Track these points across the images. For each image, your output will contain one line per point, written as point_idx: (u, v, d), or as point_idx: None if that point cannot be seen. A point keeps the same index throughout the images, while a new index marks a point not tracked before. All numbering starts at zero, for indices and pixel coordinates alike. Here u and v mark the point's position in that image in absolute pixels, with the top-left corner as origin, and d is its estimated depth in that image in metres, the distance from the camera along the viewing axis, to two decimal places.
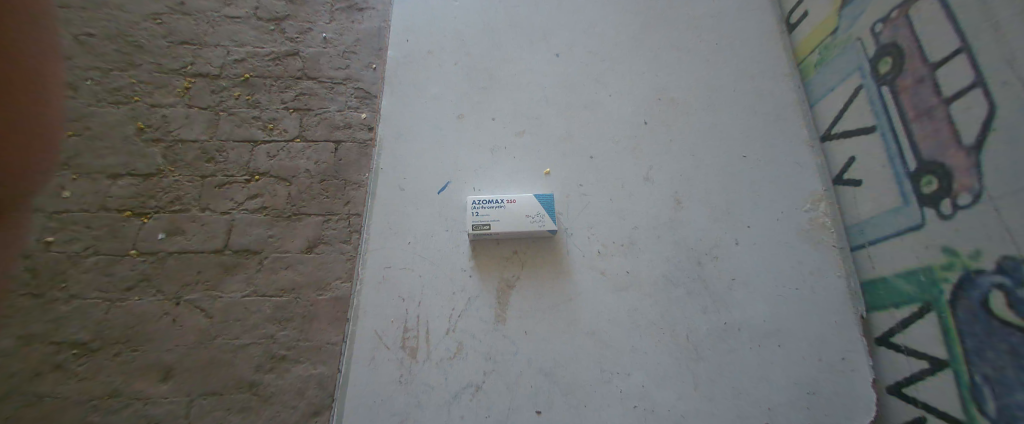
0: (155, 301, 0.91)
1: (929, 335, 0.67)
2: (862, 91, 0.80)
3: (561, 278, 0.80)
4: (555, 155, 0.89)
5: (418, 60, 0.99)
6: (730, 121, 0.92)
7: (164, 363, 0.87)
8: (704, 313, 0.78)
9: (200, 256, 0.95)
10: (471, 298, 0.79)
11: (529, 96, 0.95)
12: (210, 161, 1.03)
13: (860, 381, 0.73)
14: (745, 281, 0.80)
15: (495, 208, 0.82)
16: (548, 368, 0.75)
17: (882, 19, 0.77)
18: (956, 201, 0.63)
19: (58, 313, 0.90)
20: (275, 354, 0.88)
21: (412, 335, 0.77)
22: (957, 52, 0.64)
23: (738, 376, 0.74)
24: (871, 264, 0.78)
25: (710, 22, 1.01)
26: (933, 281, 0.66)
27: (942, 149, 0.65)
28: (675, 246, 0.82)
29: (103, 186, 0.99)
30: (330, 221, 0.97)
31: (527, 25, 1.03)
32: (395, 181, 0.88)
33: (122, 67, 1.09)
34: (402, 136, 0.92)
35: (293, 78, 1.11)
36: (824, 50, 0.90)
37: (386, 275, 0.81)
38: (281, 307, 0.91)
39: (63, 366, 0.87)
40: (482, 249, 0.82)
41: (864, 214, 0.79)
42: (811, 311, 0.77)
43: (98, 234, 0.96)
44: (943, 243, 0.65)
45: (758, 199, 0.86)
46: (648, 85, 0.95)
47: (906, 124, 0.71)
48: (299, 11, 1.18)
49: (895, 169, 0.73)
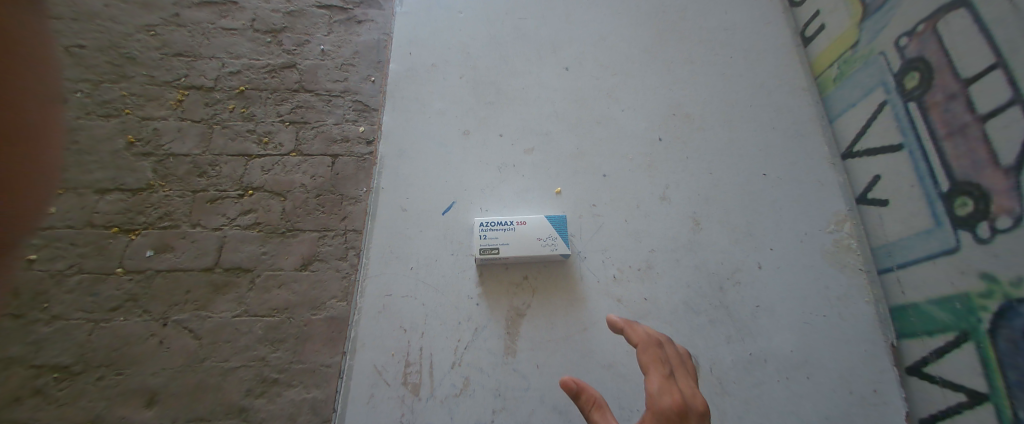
0: (142, 322, 0.85)
1: (967, 368, 0.62)
2: (885, 107, 0.77)
3: (574, 306, 0.75)
4: (565, 174, 0.85)
5: (421, 73, 0.95)
6: (747, 136, 0.88)
7: (149, 388, 0.81)
8: (727, 343, 0.73)
9: (189, 275, 0.89)
10: (478, 329, 0.74)
11: (539, 112, 0.91)
12: (202, 175, 0.98)
13: (894, 414, 0.68)
14: (769, 308, 0.75)
15: (504, 230, 0.77)
16: (561, 406, 0.70)
17: (906, 33, 0.74)
18: (994, 224, 0.60)
19: (38, 335, 0.84)
20: (267, 377, 0.82)
21: (414, 370, 0.71)
22: (990, 68, 0.61)
23: (765, 411, 0.69)
24: (900, 288, 0.74)
25: (721, 36, 0.99)
26: (970, 309, 0.62)
27: (978, 169, 0.62)
28: (694, 270, 0.78)
29: (90, 201, 0.94)
30: (325, 238, 0.93)
31: (534, 38, 0.99)
32: (396, 202, 0.83)
33: (114, 79, 1.05)
34: (404, 154, 0.87)
35: (289, 91, 1.07)
36: (842, 64, 0.87)
37: (386, 304, 0.76)
38: (273, 328, 0.85)
39: (42, 391, 0.81)
40: (490, 274, 0.78)
41: (891, 235, 0.75)
42: (840, 339, 0.73)
43: (82, 251, 0.90)
44: (982, 268, 0.61)
45: (778, 219, 0.82)
46: (661, 100, 0.92)
47: (936, 143, 0.68)
48: (297, 24, 1.15)
49: (924, 189, 0.70)
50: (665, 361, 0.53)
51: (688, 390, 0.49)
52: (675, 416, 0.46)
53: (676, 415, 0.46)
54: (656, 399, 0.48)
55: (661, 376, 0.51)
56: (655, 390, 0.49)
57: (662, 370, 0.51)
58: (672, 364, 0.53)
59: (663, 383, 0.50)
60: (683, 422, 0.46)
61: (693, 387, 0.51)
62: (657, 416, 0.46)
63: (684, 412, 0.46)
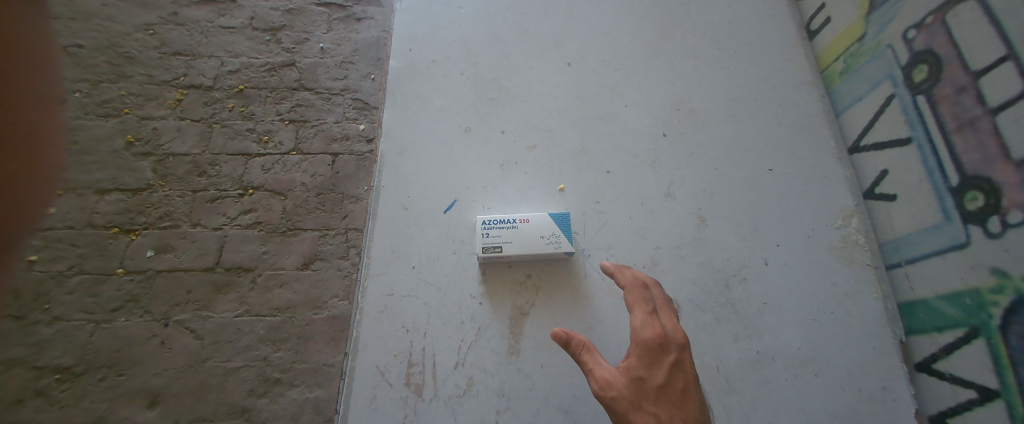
0: (143, 323, 0.85)
1: (978, 364, 0.61)
2: (893, 100, 0.75)
3: (578, 304, 0.74)
4: (568, 171, 0.84)
5: (421, 70, 0.94)
6: (753, 131, 0.87)
7: (152, 388, 0.81)
8: (734, 341, 0.72)
9: (190, 275, 0.89)
10: (482, 328, 0.73)
11: (541, 108, 0.90)
12: (202, 175, 0.97)
13: (903, 412, 0.67)
14: (776, 305, 0.74)
15: (506, 228, 0.76)
16: (567, 405, 0.69)
17: (915, 25, 0.73)
18: (1005, 219, 0.59)
19: (40, 337, 0.84)
20: (269, 377, 0.82)
21: (416, 371, 0.71)
22: (1001, 60, 0.60)
23: (772, 409, 0.68)
24: (909, 284, 0.72)
25: (725, 29, 0.97)
26: (981, 305, 0.61)
27: (988, 163, 0.61)
28: (699, 267, 0.77)
29: (90, 202, 0.93)
30: (326, 237, 0.92)
31: (535, 33, 0.98)
32: (397, 200, 0.82)
33: (112, 79, 1.04)
34: (405, 152, 0.86)
35: (288, 89, 1.06)
36: (849, 57, 0.85)
37: (388, 304, 0.75)
38: (275, 328, 0.85)
39: (44, 393, 0.80)
40: (493, 273, 0.77)
41: (900, 231, 0.74)
42: (848, 337, 0.72)
43: (83, 251, 0.90)
44: (993, 264, 0.60)
45: (784, 214, 0.81)
46: (665, 95, 0.91)
47: (945, 136, 0.67)
48: (296, 21, 1.14)
49: (933, 183, 0.68)
50: (648, 300, 0.61)
51: (668, 323, 0.58)
52: (656, 346, 0.55)
53: (657, 345, 0.55)
54: (639, 332, 0.57)
55: (645, 313, 0.59)
56: (638, 325, 0.58)
57: (645, 307, 0.60)
58: (655, 302, 0.62)
59: (645, 318, 0.58)
60: (662, 348, 0.55)
61: (673, 320, 0.59)
62: (639, 347, 0.56)
63: (664, 342, 0.55)
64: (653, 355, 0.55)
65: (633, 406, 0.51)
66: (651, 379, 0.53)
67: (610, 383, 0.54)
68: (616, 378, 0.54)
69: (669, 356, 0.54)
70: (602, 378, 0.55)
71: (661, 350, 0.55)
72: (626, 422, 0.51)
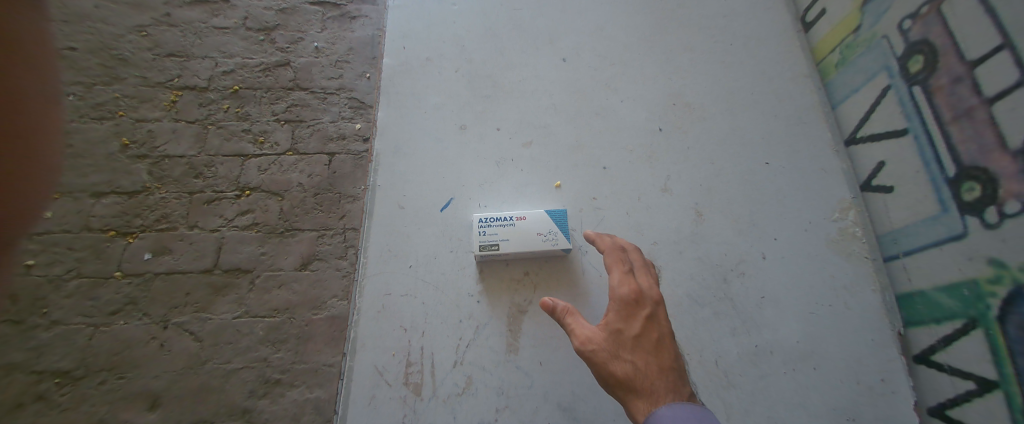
0: (142, 325, 0.85)
1: (976, 355, 0.61)
2: (889, 92, 0.75)
3: (576, 301, 0.74)
4: (565, 167, 0.84)
5: (415, 67, 0.93)
6: (750, 125, 0.87)
7: (152, 391, 0.80)
8: (733, 335, 0.72)
9: (188, 277, 0.89)
10: (480, 326, 0.73)
11: (536, 104, 0.90)
12: (198, 176, 0.97)
13: (903, 404, 0.67)
14: (774, 298, 0.74)
15: (503, 226, 0.76)
16: (566, 402, 0.69)
17: (910, 15, 0.73)
18: (1002, 209, 0.59)
19: (39, 341, 0.83)
20: (269, 378, 0.82)
21: (415, 370, 0.71)
22: (997, 49, 0.60)
23: (772, 403, 0.68)
24: (906, 276, 0.72)
25: (721, 23, 0.97)
26: (978, 296, 0.61)
27: (985, 153, 0.61)
28: (697, 262, 0.77)
29: (87, 205, 0.93)
30: (324, 237, 0.92)
31: (530, 29, 0.98)
32: (394, 199, 0.82)
33: (106, 81, 1.03)
34: (400, 150, 0.86)
35: (283, 89, 1.05)
36: (845, 49, 0.85)
37: (386, 303, 0.75)
38: (274, 329, 0.85)
39: (45, 397, 0.80)
40: (491, 270, 0.77)
41: (897, 223, 0.74)
42: (847, 330, 0.72)
43: (80, 255, 0.89)
44: (991, 255, 0.60)
45: (782, 208, 0.80)
46: (660, 89, 0.90)
47: (942, 127, 0.67)
48: (290, 21, 1.13)
49: (931, 174, 0.68)
50: (626, 260, 0.62)
51: (644, 281, 0.59)
52: (632, 301, 0.57)
53: (633, 300, 0.56)
54: (616, 290, 0.57)
55: (622, 272, 0.60)
56: (615, 283, 0.58)
57: (623, 267, 0.60)
58: (633, 264, 0.62)
59: (622, 277, 0.59)
60: (637, 303, 0.56)
61: (649, 278, 0.60)
62: (617, 303, 0.56)
63: (639, 297, 0.57)
64: (630, 309, 0.56)
65: (612, 356, 0.52)
66: (628, 331, 0.54)
67: (590, 338, 0.54)
68: (596, 333, 0.54)
69: (645, 310, 0.56)
70: (582, 335, 0.55)
71: (637, 305, 0.56)
72: (605, 370, 0.51)
